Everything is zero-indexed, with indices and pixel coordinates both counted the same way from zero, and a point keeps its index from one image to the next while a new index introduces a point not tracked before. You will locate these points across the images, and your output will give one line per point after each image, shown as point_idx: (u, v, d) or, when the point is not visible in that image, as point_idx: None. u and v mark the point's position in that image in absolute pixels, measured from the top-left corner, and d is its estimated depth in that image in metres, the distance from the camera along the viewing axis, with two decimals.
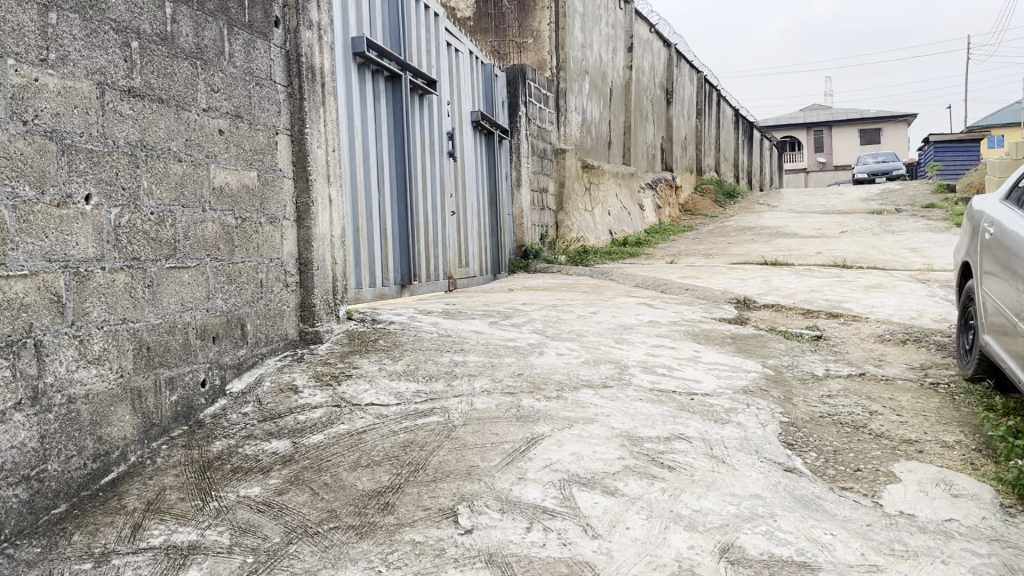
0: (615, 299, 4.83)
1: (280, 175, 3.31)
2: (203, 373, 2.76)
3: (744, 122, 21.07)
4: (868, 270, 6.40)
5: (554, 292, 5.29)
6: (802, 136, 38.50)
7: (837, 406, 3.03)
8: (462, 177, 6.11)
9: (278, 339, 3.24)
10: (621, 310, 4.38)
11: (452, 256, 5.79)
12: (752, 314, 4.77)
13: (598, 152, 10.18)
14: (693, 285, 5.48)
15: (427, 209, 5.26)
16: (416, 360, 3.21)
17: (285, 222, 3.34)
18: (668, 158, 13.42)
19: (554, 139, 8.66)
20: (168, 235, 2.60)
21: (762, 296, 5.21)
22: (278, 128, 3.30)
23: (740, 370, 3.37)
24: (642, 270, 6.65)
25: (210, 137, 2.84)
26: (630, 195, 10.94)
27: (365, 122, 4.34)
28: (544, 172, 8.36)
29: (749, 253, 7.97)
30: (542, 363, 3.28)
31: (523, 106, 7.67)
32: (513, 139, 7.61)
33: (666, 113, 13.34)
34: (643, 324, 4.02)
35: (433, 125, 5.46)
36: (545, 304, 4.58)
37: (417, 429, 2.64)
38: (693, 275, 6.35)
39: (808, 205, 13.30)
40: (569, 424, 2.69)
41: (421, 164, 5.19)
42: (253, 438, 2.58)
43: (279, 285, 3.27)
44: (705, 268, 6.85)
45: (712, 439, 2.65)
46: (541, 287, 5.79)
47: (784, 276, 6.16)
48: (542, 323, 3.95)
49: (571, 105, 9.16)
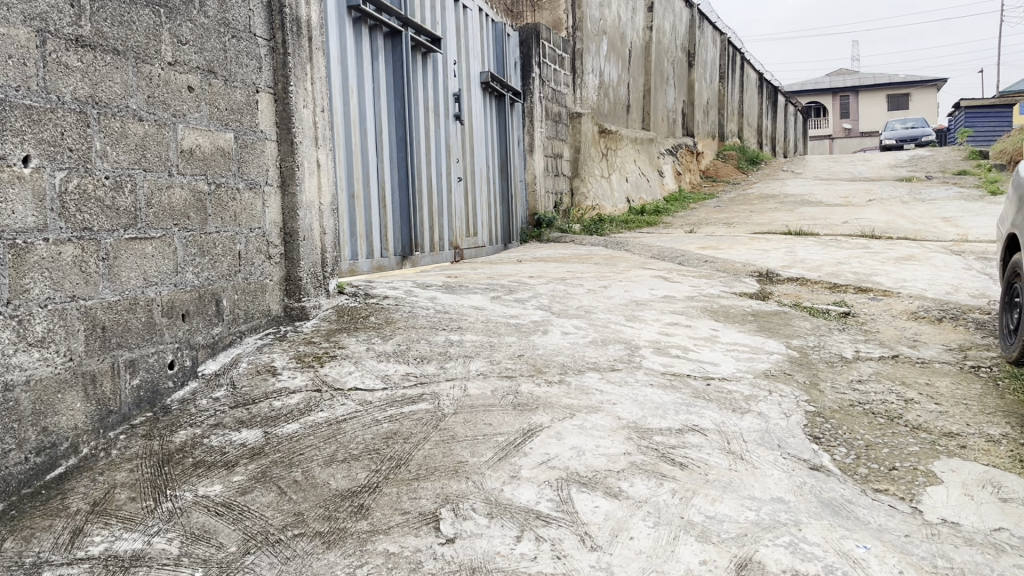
0: (629, 272, 4.55)
1: (260, 137, 3.04)
2: (171, 354, 2.52)
3: (768, 87, 20.51)
4: (899, 241, 6.05)
5: (565, 264, 5.02)
6: (828, 101, 37.64)
7: (868, 393, 2.75)
8: (470, 142, 5.82)
9: (258, 316, 3.00)
10: (635, 283, 4.11)
11: (459, 226, 5.53)
12: (774, 288, 4.47)
13: (616, 116, 9.82)
14: (713, 257, 5.18)
15: (430, 174, 4.98)
16: (408, 340, 2.95)
17: (267, 188, 3.08)
18: (690, 123, 13.01)
19: (569, 103, 8.32)
20: (128, 203, 2.35)
21: (785, 268, 4.91)
22: (258, 86, 3.04)
23: (761, 351, 3.09)
24: (659, 240, 6.35)
25: (178, 94, 2.58)
26: (649, 160, 10.59)
27: (361, 81, 4.06)
28: (559, 137, 8.04)
29: (772, 222, 7.63)
30: (545, 343, 3.02)
31: (537, 67, 7.33)
32: (526, 102, 7.28)
33: (687, 76, 12.90)
34: (657, 300, 3.75)
35: (438, 87, 5.17)
36: (554, 276, 4.31)
37: (403, 418, 2.39)
38: (712, 245, 6.04)
39: (834, 173, 12.86)
40: (571, 413, 2.43)
41: (424, 129, 4.92)
42: (222, 426, 2.34)
43: (260, 257, 3.02)
44: (726, 238, 6.54)
45: (729, 432, 2.38)
46: (551, 257, 5.51)
47: (809, 247, 5.83)
48: (549, 298, 3.68)
49: (587, 67, 8.80)
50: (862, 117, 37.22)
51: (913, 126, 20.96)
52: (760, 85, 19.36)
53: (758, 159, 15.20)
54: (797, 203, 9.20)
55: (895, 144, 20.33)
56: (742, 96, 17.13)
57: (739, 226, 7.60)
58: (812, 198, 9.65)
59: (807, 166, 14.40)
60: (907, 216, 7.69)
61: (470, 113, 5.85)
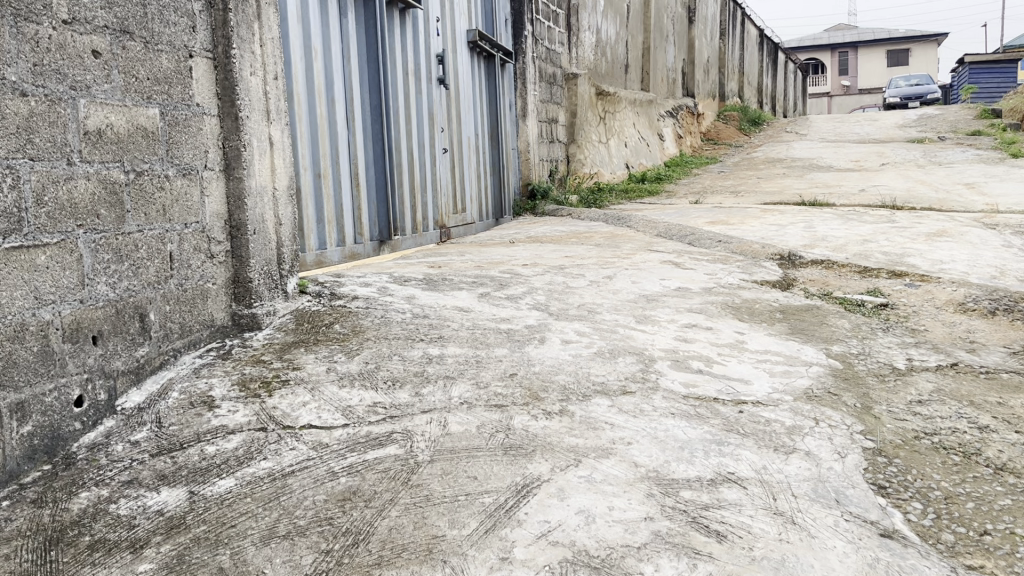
0: (635, 256, 4.05)
1: (196, 111, 2.52)
2: (78, 388, 2.03)
3: (769, 43, 19.86)
4: (925, 213, 5.54)
5: (563, 245, 4.51)
6: (827, 58, 36.83)
7: (934, 420, 2.27)
8: (456, 108, 5.29)
9: (198, 328, 2.50)
10: (643, 272, 3.61)
11: (444, 202, 5.04)
12: (799, 273, 3.98)
13: (614, 76, 9.25)
14: (726, 236, 4.68)
15: (412, 146, 4.47)
16: (377, 356, 2.46)
17: (207, 173, 2.57)
18: (690, 82, 12.41)
19: (564, 63, 7.75)
20: (8, 202, 1.83)
21: (808, 248, 4.41)
22: (191, 49, 2.50)
23: (798, 363, 2.61)
24: (664, 214, 5.82)
25: (78, 61, 2.05)
26: (649, 123, 10.04)
27: (327, 43, 3.56)
28: (553, 101, 7.48)
29: (783, 190, 7.10)
30: (542, 357, 2.53)
31: (529, 24, 6.75)
32: (517, 63, 6.71)
33: (687, 33, 12.27)
34: (670, 294, 3.26)
35: (420, 47, 4.62)
36: (550, 264, 3.81)
37: (367, 470, 1.91)
38: (722, 220, 5.52)
39: (841, 133, 12.29)
40: (576, 459, 1.95)
41: (404, 96, 4.39)
42: (136, 484, 1.85)
43: (199, 257, 2.51)
44: (737, 211, 6.02)
45: (773, 484, 1.90)
46: (547, 236, 5.00)
47: (828, 221, 5.32)
48: (545, 294, 3.18)
49: (583, 23, 8.20)
50: (861, 74, 36.43)
51: (918, 83, 20.31)
52: (760, 41, 18.67)
53: (761, 120, 14.61)
54: (806, 169, 8.66)
55: (900, 101, 19.70)
56: (743, 54, 16.47)
57: (748, 195, 7.07)
58: (821, 163, 9.10)
59: (812, 126, 13.82)
60: (927, 183, 7.16)
61: (455, 76, 5.30)
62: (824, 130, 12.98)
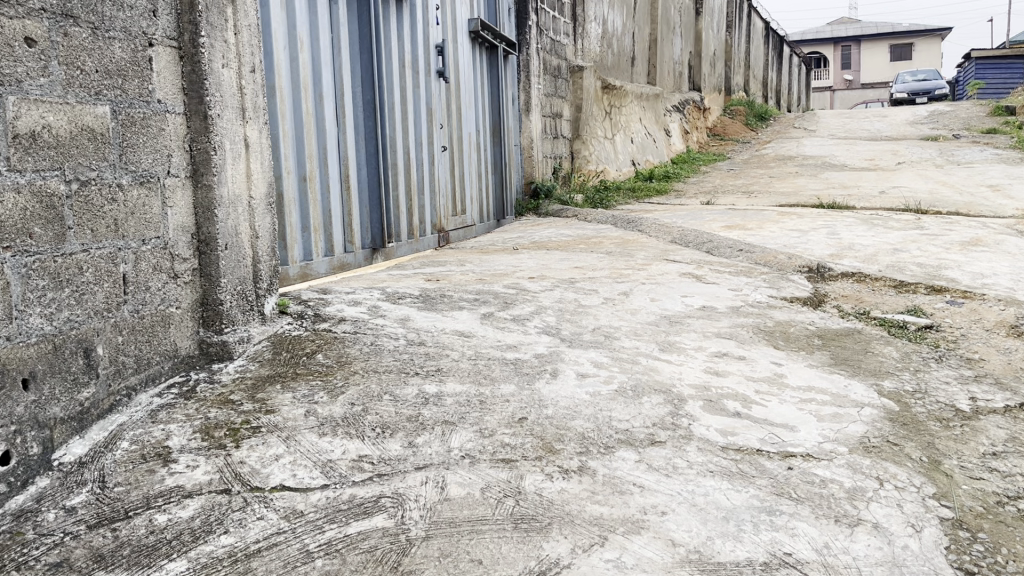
0: (650, 268, 3.71)
1: (157, 109, 2.18)
2: (3, 443, 1.69)
3: (774, 36, 19.50)
4: (955, 219, 5.20)
5: (571, 253, 4.17)
6: (830, 52, 36.47)
7: (1016, 479, 1.92)
8: (457, 103, 4.95)
9: (158, 360, 2.16)
10: (661, 288, 3.27)
11: (444, 204, 4.70)
12: (829, 288, 3.64)
13: (620, 69, 8.90)
14: (746, 244, 4.34)
15: (409, 145, 4.14)
16: (364, 396, 2.12)
17: (170, 180, 2.22)
18: (697, 76, 12.06)
19: (569, 55, 7.41)
20: None
21: (836, 259, 4.07)
22: (150, 36, 2.15)
23: (848, 404, 2.27)
24: (676, 217, 5.48)
25: (7, 50, 1.71)
26: (655, 119, 9.69)
27: (315, 33, 3.23)
28: (558, 95, 7.14)
29: (799, 191, 6.77)
30: (555, 396, 2.20)
31: (533, 14, 6.41)
32: (521, 54, 6.36)
33: (694, 25, 11.92)
34: (694, 316, 2.92)
35: (419, 37, 4.28)
36: (559, 276, 3.47)
37: (346, 549, 1.56)
38: (738, 224, 5.19)
39: (852, 130, 11.94)
40: (600, 535, 1.61)
41: (400, 89, 4.06)
42: (64, 567, 1.51)
43: (159, 278, 2.17)
44: (753, 214, 5.68)
45: (840, 569, 1.54)
46: (554, 242, 4.66)
47: (853, 227, 4.99)
48: (556, 315, 2.85)
49: (590, 14, 7.85)
50: (864, 68, 36.06)
51: (925, 78, 19.99)
52: (765, 34, 18.32)
53: (767, 115, 14.27)
54: (819, 168, 8.32)
55: (907, 97, 19.35)
56: (749, 47, 16.13)
57: (761, 196, 6.73)
58: (834, 161, 8.77)
59: (820, 122, 13.48)
60: (949, 184, 6.81)
61: (456, 69, 4.96)
62: (832, 126, 12.64)
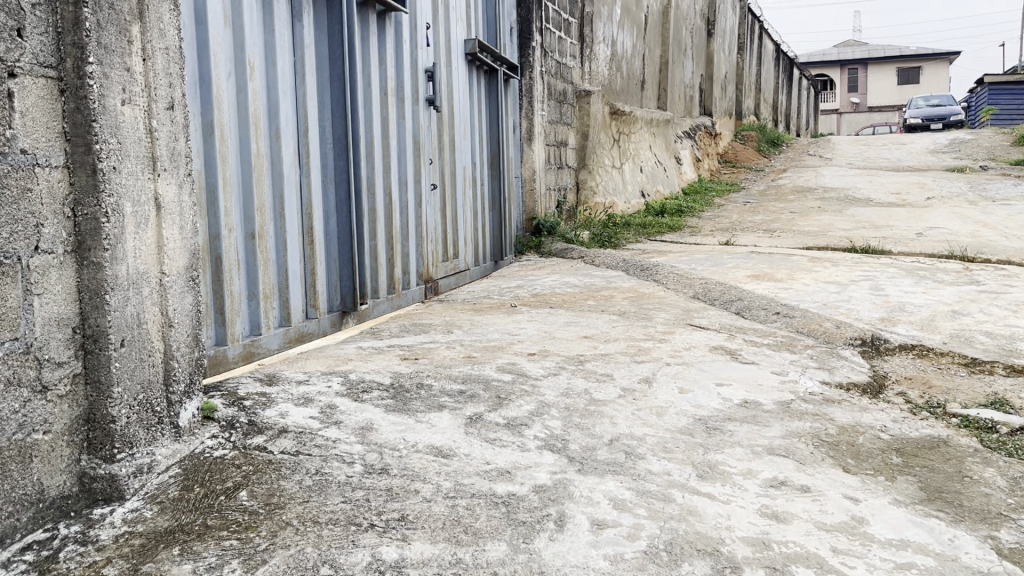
0: (674, 339, 3.10)
1: (18, 161, 1.57)
2: None
3: (784, 59, 19.02)
4: (1011, 271, 4.61)
5: (579, 313, 3.57)
6: (837, 75, 36.06)
7: None
8: (450, 134, 4.38)
9: (11, 511, 1.55)
10: (689, 374, 2.67)
11: (433, 250, 4.13)
12: (889, 368, 3.03)
13: (630, 93, 8.34)
14: (782, 304, 3.73)
15: (390, 185, 3.55)
16: (292, 569, 1.49)
17: (38, 259, 1.62)
18: (707, 100, 11.52)
19: (576, 79, 6.85)
20: None
21: (889, 326, 3.47)
22: (11, 63, 1.56)
23: (964, 573, 1.63)
24: (695, 264, 4.89)
25: None
26: (666, 146, 9.13)
27: (269, 58, 2.66)
28: (563, 122, 6.57)
29: (826, 231, 6.18)
30: (561, 563, 1.57)
31: (538, 34, 5.85)
32: (523, 78, 5.81)
33: (706, 47, 11.40)
34: (736, 421, 2.31)
35: (405, 60, 3.71)
36: (565, 351, 2.86)
37: None
38: (766, 275, 4.60)
39: (870, 158, 11.38)
40: None
41: (381, 121, 3.49)
42: None
43: (15, 395, 1.56)
44: (780, 260, 5.09)
45: None
46: (558, 295, 4.05)
47: (897, 280, 4.38)
48: (563, 418, 2.24)
49: (599, 34, 7.30)
50: (872, 91, 35.63)
51: (939, 103, 19.49)
52: (776, 56, 17.83)
53: (780, 141, 13.73)
54: (843, 203, 7.73)
55: (921, 122, 18.81)
56: (761, 70, 15.63)
57: (784, 236, 6.14)
58: (857, 195, 8.18)
59: (835, 149, 12.93)
60: (990, 225, 6.21)
61: (450, 96, 4.39)
62: (849, 154, 12.10)
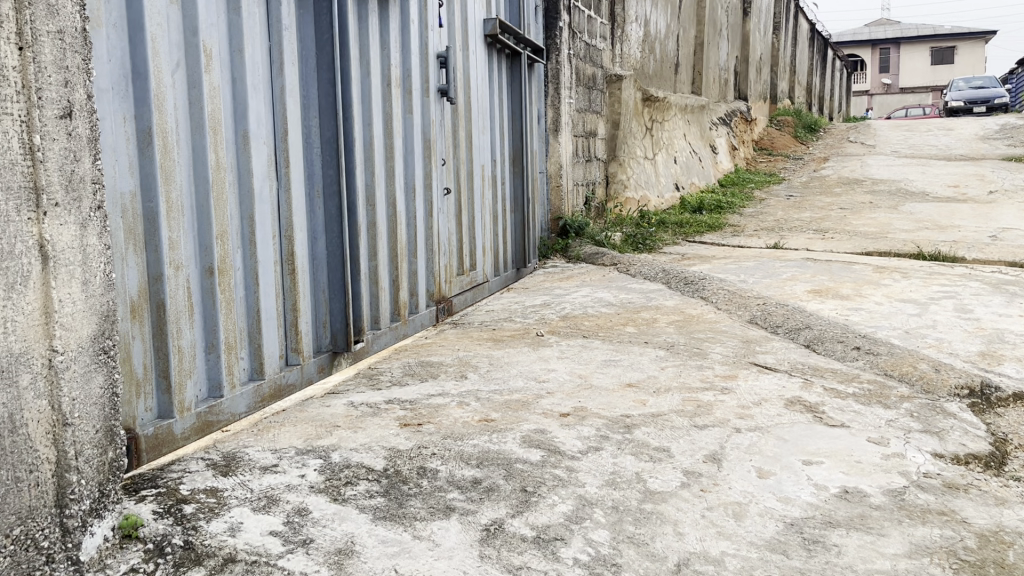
0: (738, 390, 2.53)
1: None
2: None
3: (818, 39, 18.21)
4: None
5: (619, 346, 2.99)
6: (868, 55, 34.99)
7: None
8: (466, 130, 3.81)
9: None
10: (766, 449, 2.09)
11: (446, 264, 3.57)
12: (1009, 426, 2.41)
13: (663, 77, 7.72)
14: (859, 334, 3.13)
15: (393, 191, 3.00)
16: None
17: None
18: (743, 84, 10.86)
19: (606, 62, 6.25)
20: None
21: (994, 364, 2.85)
22: None
23: None
24: (744, 276, 4.30)
25: None
26: (701, 134, 8.50)
27: (234, 43, 2.10)
28: (593, 110, 5.97)
29: (885, 233, 5.55)
30: None
31: (564, 13, 5.26)
32: (548, 63, 5.22)
33: (741, 27, 10.74)
34: (840, 528, 1.71)
35: (412, 43, 3.14)
36: (607, 410, 2.29)
37: None
38: (828, 291, 3.99)
39: (917, 145, 10.66)
40: None
41: (382, 117, 2.92)
42: None
43: None
44: (841, 270, 4.48)
45: None
46: (591, 318, 3.48)
47: (986, 299, 3.76)
48: (609, 526, 1.66)
49: (631, 13, 6.68)
50: (906, 72, 34.53)
51: (982, 86, 18.60)
52: (811, 36, 17.05)
53: (818, 126, 13.01)
54: (897, 198, 7.07)
55: (963, 105, 17.95)
56: (796, 51, 14.90)
57: (838, 239, 5.51)
58: (911, 188, 7.51)
59: (877, 135, 12.20)
60: None
61: (467, 86, 3.82)
62: (894, 140, 11.37)
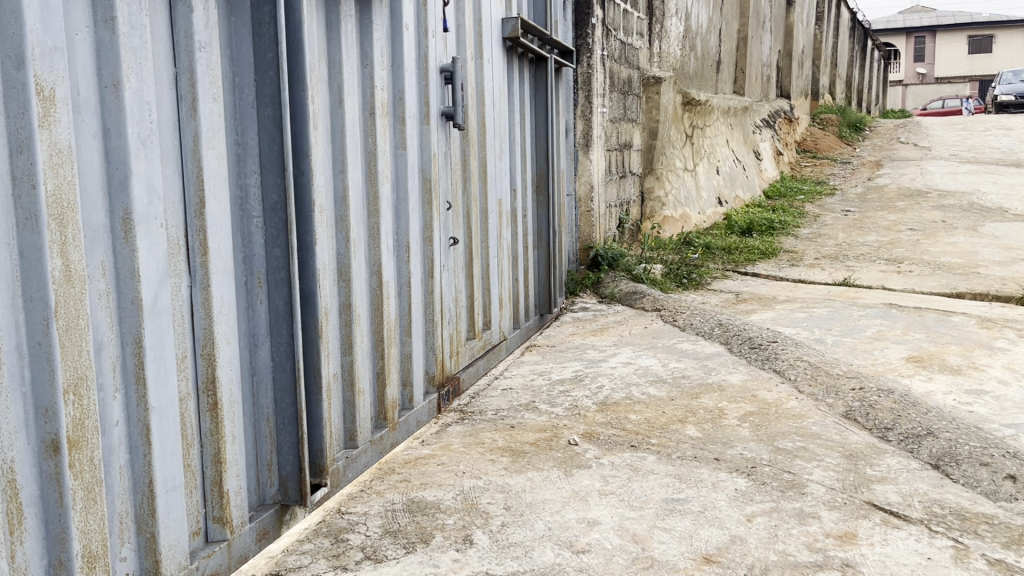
0: (867, 568, 1.73)
1: None
2: None
3: (858, 30, 17.19)
4: None
5: (683, 468, 2.20)
6: (903, 44, 33.72)
7: None
8: (478, 158, 3.04)
9: None
10: None
11: (452, 332, 2.81)
12: None
13: (705, 76, 6.89)
14: (1004, 445, 2.32)
15: (378, 254, 2.22)
16: None
17: None
18: (785, 80, 9.98)
19: (643, 63, 5.44)
20: None
21: None
22: None
23: None
24: (821, 334, 3.49)
25: None
26: (744, 139, 7.67)
27: (105, 75, 1.34)
28: (628, 118, 5.17)
29: (975, 267, 4.70)
30: None
31: (597, 7, 4.46)
32: (578, 67, 4.43)
33: (785, 19, 9.87)
34: None
35: (406, 56, 2.37)
36: None
37: None
38: (934, 360, 3.17)
39: (977, 148, 9.74)
40: None
41: (362, 157, 2.16)
42: None
43: None
44: (938, 324, 3.65)
45: None
46: (638, 408, 2.70)
47: None
48: None
49: (671, 7, 5.86)
50: (942, 62, 33.24)
51: None
52: (850, 26, 16.08)
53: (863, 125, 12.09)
54: (972, 216, 6.20)
55: (1013, 99, 16.87)
56: (838, 44, 13.96)
57: (918, 273, 4.67)
58: (985, 203, 6.63)
59: (929, 135, 11.25)
60: None
61: (480, 103, 3.04)
62: (949, 141, 10.44)
